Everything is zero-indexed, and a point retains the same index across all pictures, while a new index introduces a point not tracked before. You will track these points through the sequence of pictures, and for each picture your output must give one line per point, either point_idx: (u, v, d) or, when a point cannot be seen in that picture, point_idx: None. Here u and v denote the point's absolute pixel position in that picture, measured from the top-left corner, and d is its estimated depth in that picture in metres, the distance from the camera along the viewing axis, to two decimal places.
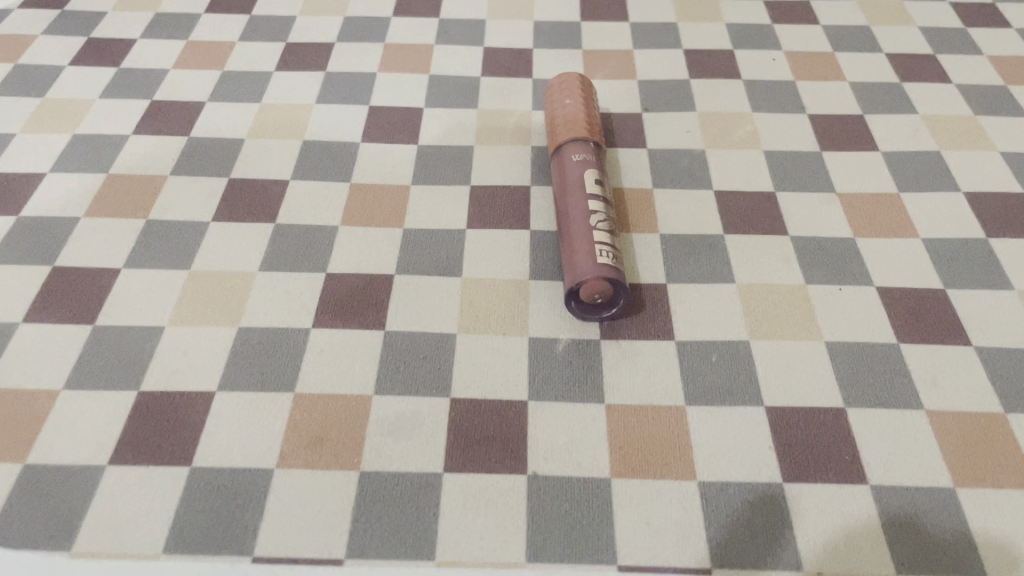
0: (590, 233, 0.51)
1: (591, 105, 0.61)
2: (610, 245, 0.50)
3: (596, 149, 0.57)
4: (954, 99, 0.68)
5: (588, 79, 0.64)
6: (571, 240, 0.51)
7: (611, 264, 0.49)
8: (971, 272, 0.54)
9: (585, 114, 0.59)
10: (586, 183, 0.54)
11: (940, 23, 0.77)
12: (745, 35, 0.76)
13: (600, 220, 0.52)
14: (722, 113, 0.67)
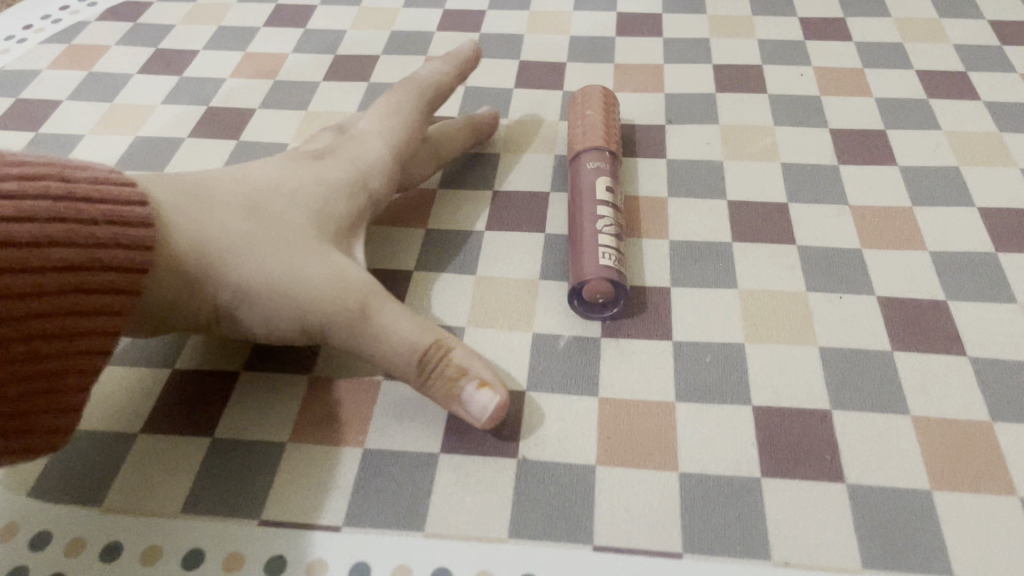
0: (596, 236, 0.53)
1: (611, 117, 0.64)
2: (615, 248, 0.53)
3: (612, 157, 0.60)
4: (981, 115, 0.69)
5: (611, 93, 0.67)
6: (579, 242, 0.53)
7: (614, 266, 0.51)
8: (976, 286, 0.55)
9: (604, 125, 0.62)
10: (598, 189, 0.57)
11: (977, 41, 0.77)
12: (776, 50, 0.77)
13: (608, 224, 0.54)
14: (744, 127, 0.69)
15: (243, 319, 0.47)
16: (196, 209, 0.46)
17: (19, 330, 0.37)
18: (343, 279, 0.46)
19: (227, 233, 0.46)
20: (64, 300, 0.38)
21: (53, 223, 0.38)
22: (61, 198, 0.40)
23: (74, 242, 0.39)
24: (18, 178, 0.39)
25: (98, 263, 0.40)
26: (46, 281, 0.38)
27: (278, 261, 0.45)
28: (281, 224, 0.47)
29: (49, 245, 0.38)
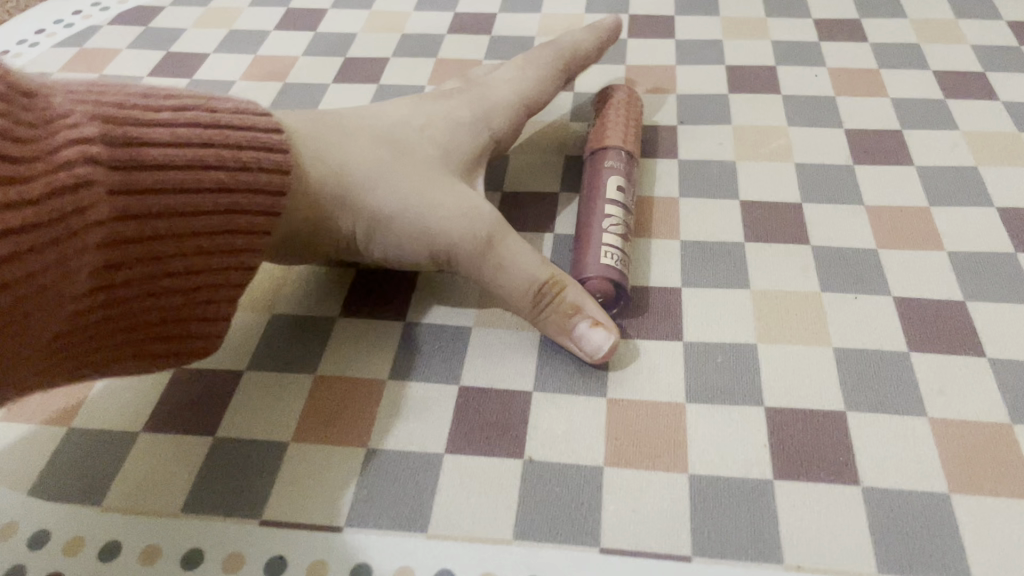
0: (602, 235, 0.52)
1: (635, 120, 0.63)
2: (620, 250, 0.52)
3: (628, 159, 0.59)
4: (999, 116, 0.67)
5: (638, 97, 0.66)
6: (585, 239, 0.53)
7: (615, 267, 0.51)
8: (995, 286, 0.53)
9: (624, 126, 0.61)
10: (609, 188, 0.56)
11: (995, 41, 0.76)
12: (789, 51, 0.76)
13: (616, 223, 0.53)
14: (757, 127, 0.68)
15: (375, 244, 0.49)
16: (336, 139, 0.48)
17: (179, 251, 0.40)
18: (479, 211, 0.48)
19: (364, 163, 0.48)
20: (219, 221, 0.41)
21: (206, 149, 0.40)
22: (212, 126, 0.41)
23: (225, 166, 0.41)
24: (171, 108, 0.40)
25: (248, 188, 0.42)
26: (203, 204, 0.40)
27: (414, 191, 0.47)
28: (417, 158, 0.49)
29: (205, 170, 0.40)
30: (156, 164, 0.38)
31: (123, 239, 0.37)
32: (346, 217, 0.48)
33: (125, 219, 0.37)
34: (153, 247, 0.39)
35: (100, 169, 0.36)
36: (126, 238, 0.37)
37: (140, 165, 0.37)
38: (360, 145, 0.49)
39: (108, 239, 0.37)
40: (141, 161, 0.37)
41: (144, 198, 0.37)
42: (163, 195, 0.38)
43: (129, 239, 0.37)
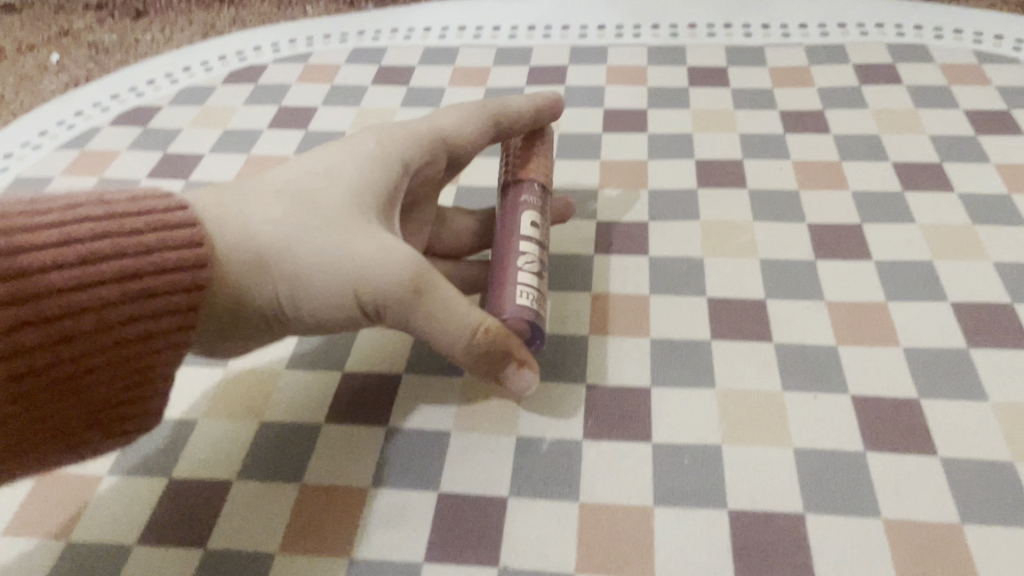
0: (517, 274, 0.55)
1: (546, 146, 0.66)
2: (533, 289, 0.55)
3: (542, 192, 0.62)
4: (955, 208, 0.71)
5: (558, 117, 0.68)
6: (502, 277, 0.55)
7: (530, 309, 0.54)
8: (948, 384, 0.56)
9: (538, 157, 0.64)
10: (524, 223, 0.59)
11: (952, 131, 0.80)
12: (756, 144, 0.80)
13: (530, 261, 0.56)
14: (725, 223, 0.71)
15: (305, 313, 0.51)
16: (240, 209, 0.50)
17: (93, 340, 0.43)
18: (392, 259, 0.49)
19: (273, 229, 0.49)
20: (129, 303, 0.44)
21: (99, 240, 0.43)
22: (105, 218, 0.44)
23: (122, 253, 0.44)
24: (60, 210, 0.44)
25: (153, 267, 0.44)
26: (107, 293, 0.43)
27: (329, 251, 0.49)
28: (323, 208, 0.51)
29: (102, 261, 0.43)
30: (46, 268, 0.41)
31: (31, 344, 0.41)
32: (264, 288, 0.49)
33: (27, 324, 0.40)
34: (68, 343, 0.42)
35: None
36: (33, 343, 0.41)
37: (31, 273, 0.40)
38: (266, 209, 0.50)
39: (18, 345, 0.40)
40: (31, 265, 0.41)
41: (41, 300, 0.41)
42: (61, 292, 0.41)
43: (37, 343, 0.41)
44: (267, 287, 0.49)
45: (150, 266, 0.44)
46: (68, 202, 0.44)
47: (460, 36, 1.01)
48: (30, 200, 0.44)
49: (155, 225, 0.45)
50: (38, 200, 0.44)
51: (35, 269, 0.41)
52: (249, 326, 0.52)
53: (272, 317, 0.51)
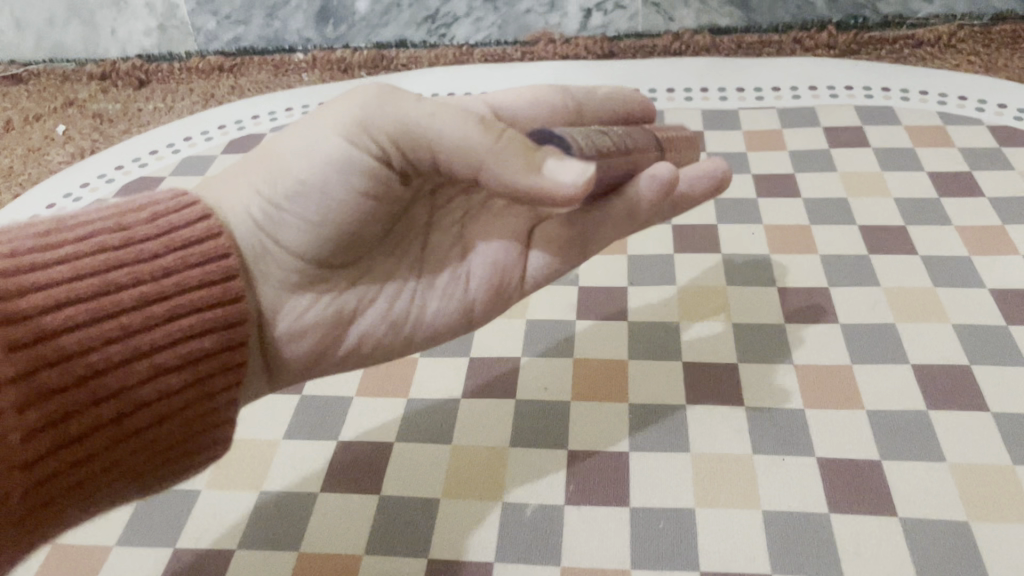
0: None
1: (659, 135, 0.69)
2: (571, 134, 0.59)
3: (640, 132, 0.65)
4: (918, 270, 0.74)
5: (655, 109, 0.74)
6: None
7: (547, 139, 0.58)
8: (908, 446, 0.60)
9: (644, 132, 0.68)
10: None
11: (917, 192, 0.84)
12: (731, 209, 0.84)
13: None
14: (700, 287, 0.75)
15: (287, 203, 0.58)
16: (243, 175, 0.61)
17: (150, 351, 0.50)
18: (337, 109, 0.57)
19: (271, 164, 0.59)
20: (158, 327, 0.50)
21: (112, 270, 0.49)
22: (116, 247, 0.51)
23: (152, 277, 0.51)
24: (75, 241, 0.50)
25: (167, 287, 0.51)
26: (128, 321, 0.49)
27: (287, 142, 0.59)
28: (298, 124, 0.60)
29: (118, 291, 0.49)
30: (67, 302, 0.47)
31: (61, 384, 0.46)
32: (259, 202, 0.59)
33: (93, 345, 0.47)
34: (98, 378, 0.48)
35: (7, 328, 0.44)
36: (60, 383, 0.46)
37: (66, 305, 0.47)
38: (262, 159, 0.60)
39: (52, 386, 0.46)
40: (81, 295, 0.48)
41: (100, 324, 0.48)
42: (83, 325, 0.47)
43: (80, 378, 0.47)
44: (256, 205, 0.59)
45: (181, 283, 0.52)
46: (82, 231, 0.50)
47: None
48: (49, 226, 0.50)
49: (176, 246, 0.52)
50: (57, 229, 0.50)
51: (58, 305, 0.47)
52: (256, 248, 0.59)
53: (268, 225, 0.59)
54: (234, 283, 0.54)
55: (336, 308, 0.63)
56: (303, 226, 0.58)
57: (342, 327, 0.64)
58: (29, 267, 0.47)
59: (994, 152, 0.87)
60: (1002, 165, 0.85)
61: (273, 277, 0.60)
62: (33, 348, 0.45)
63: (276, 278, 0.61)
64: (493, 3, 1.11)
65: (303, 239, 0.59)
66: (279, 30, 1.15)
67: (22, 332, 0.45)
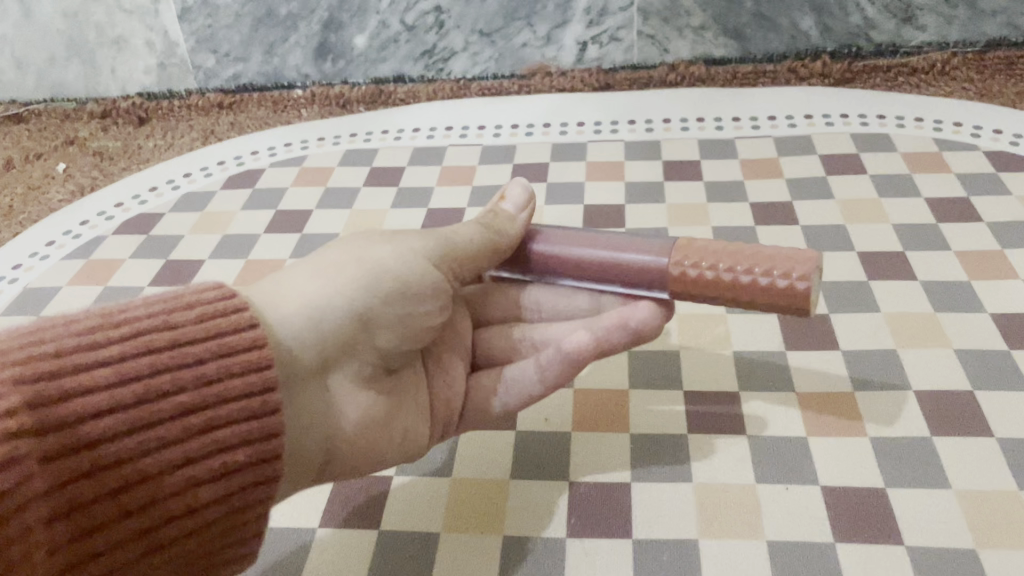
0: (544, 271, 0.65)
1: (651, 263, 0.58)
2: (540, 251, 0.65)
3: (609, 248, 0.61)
4: (918, 296, 0.74)
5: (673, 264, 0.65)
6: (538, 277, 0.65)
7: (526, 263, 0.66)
8: (913, 473, 0.59)
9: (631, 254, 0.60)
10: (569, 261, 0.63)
11: (915, 217, 0.84)
12: (730, 237, 0.84)
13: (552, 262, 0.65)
14: (700, 315, 0.75)
15: (386, 305, 0.56)
16: (304, 279, 0.56)
17: (180, 461, 0.46)
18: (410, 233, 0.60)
19: (349, 265, 0.57)
20: (190, 439, 0.47)
21: (156, 375, 0.46)
22: (162, 349, 0.47)
23: (189, 386, 0.47)
24: (121, 341, 0.46)
25: (208, 397, 0.47)
26: (164, 432, 0.46)
27: (373, 249, 0.58)
28: (366, 238, 0.60)
29: (158, 399, 0.46)
30: (105, 410, 0.44)
31: (90, 497, 0.44)
32: (341, 300, 0.55)
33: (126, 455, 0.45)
34: (129, 491, 0.45)
35: (37, 441, 0.42)
36: (95, 493, 0.44)
37: (101, 412, 0.44)
38: (327, 263, 0.57)
39: (81, 499, 0.43)
40: (118, 402, 0.45)
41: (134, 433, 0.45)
42: (118, 437, 0.44)
43: (103, 491, 0.44)
44: (334, 303, 0.55)
45: (218, 393, 0.48)
46: (131, 326, 0.47)
47: (447, 135, 1.06)
48: (95, 316, 0.47)
49: (218, 352, 0.48)
50: (103, 322, 0.47)
51: (95, 414, 0.44)
52: (338, 338, 0.55)
53: (358, 317, 0.55)
54: (275, 394, 0.49)
55: (387, 409, 0.58)
56: (390, 329, 0.57)
57: (388, 433, 0.58)
58: (70, 370, 0.44)
59: (990, 177, 0.88)
60: (1000, 190, 0.86)
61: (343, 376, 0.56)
62: (72, 455, 0.43)
63: (344, 375, 0.56)
64: (489, 37, 1.12)
65: (395, 339, 0.57)
66: (278, 67, 1.16)
67: (52, 445, 0.42)
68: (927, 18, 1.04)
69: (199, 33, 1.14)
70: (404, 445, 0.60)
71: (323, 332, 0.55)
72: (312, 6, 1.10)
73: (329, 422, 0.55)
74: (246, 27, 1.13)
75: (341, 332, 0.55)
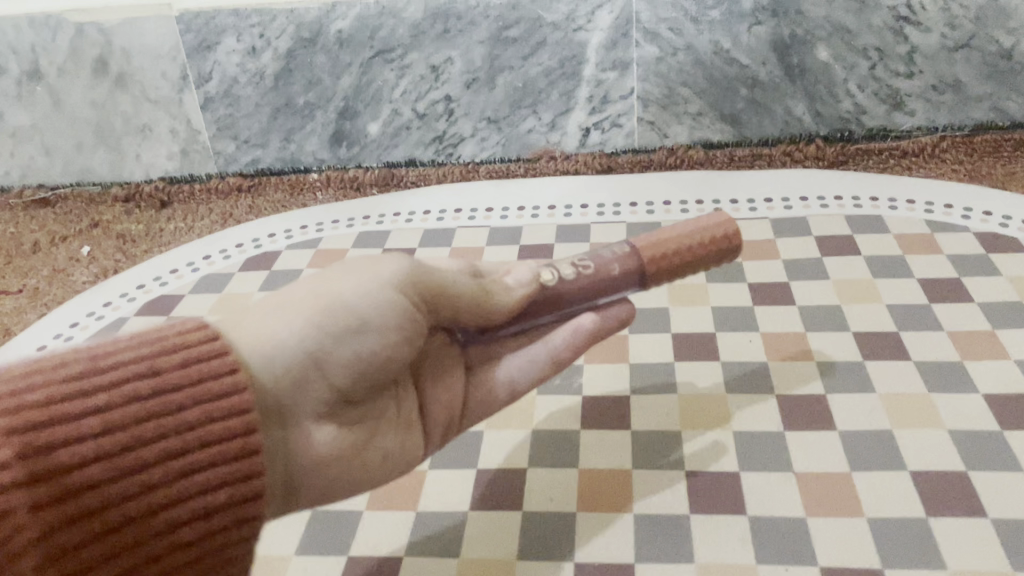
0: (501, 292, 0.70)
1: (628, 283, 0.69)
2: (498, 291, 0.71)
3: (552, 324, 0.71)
4: (912, 375, 0.77)
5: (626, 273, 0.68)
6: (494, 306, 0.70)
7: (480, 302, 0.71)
8: (910, 553, 0.61)
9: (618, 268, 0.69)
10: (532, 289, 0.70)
11: (908, 297, 0.86)
12: (730, 317, 0.87)
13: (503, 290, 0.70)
14: (700, 395, 0.77)
15: (341, 341, 0.59)
16: (273, 309, 0.59)
17: (162, 504, 0.48)
18: (380, 265, 0.62)
19: (312, 298, 0.59)
20: (173, 482, 0.49)
21: (139, 423, 0.49)
22: (148, 395, 0.49)
23: (173, 432, 0.49)
24: (107, 389, 0.49)
25: (191, 442, 0.50)
26: (147, 477, 0.48)
27: (332, 282, 0.61)
28: (331, 273, 0.62)
29: (141, 446, 0.48)
30: (89, 459, 0.47)
31: (75, 543, 0.46)
32: (303, 332, 0.58)
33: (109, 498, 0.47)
34: (113, 535, 0.47)
35: (27, 490, 0.45)
36: (82, 539, 0.46)
37: (84, 460, 0.46)
38: (294, 296, 0.60)
39: (68, 544, 0.46)
40: (102, 449, 0.47)
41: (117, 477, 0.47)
42: (102, 483, 0.47)
43: (90, 536, 0.46)
44: (296, 336, 0.57)
45: (200, 439, 0.50)
46: (115, 373, 0.49)
47: (456, 217, 1.10)
48: (83, 363, 0.49)
49: (199, 398, 0.51)
50: (89, 370, 0.49)
51: (81, 462, 0.46)
52: (300, 375, 0.58)
53: (324, 361, 0.58)
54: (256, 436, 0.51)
55: (355, 438, 0.63)
56: (346, 357, 0.59)
57: (355, 460, 0.63)
58: (56, 419, 0.47)
59: (981, 258, 0.91)
60: (990, 270, 0.89)
61: (310, 408, 0.59)
62: (60, 504, 0.46)
63: (310, 404, 0.59)
64: (496, 124, 1.17)
65: (352, 371, 0.60)
66: (295, 153, 1.21)
67: (41, 493, 0.45)
68: (916, 104, 1.09)
69: (220, 121, 1.19)
70: (376, 468, 0.64)
71: (282, 368, 0.57)
72: (329, 95, 1.16)
73: (298, 454, 0.59)
74: (265, 116, 1.18)
75: (302, 368, 0.58)
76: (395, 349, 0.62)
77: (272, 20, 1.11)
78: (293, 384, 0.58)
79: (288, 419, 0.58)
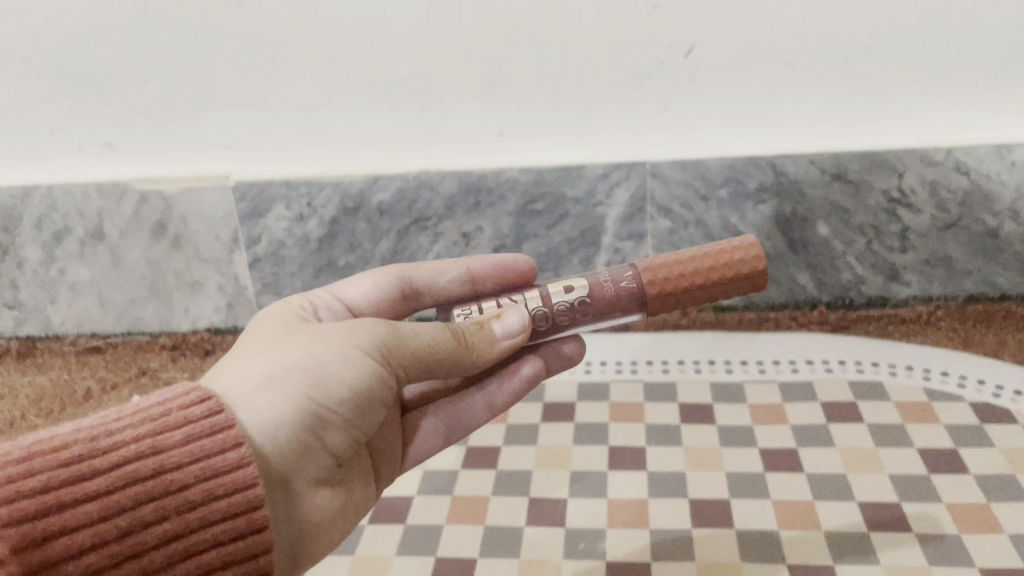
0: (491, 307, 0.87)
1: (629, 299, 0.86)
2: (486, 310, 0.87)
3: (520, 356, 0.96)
4: (915, 548, 0.81)
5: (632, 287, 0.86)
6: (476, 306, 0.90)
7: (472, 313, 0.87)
8: None
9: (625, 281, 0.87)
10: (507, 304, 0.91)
11: (908, 468, 0.92)
12: (742, 483, 0.92)
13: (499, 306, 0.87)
14: (715, 562, 0.81)
15: (331, 410, 0.75)
16: (272, 381, 0.73)
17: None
18: (355, 339, 0.77)
19: (305, 375, 0.74)
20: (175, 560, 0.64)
21: (140, 507, 0.62)
22: (148, 481, 0.63)
23: (172, 513, 0.64)
24: (107, 477, 0.62)
25: (189, 520, 0.64)
26: (149, 557, 0.63)
27: (315, 351, 0.76)
28: (312, 345, 0.77)
29: (144, 528, 0.63)
30: (95, 544, 0.61)
31: None
32: (302, 406, 0.73)
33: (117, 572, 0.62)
34: None
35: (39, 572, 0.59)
36: None
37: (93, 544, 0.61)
38: (285, 368, 0.75)
39: None
40: (108, 533, 0.61)
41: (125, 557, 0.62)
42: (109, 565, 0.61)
43: None
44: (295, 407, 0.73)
45: (197, 519, 0.64)
46: (121, 448, 0.64)
47: None
48: (82, 447, 0.63)
49: (194, 480, 0.65)
50: (89, 458, 0.63)
51: (98, 541, 0.61)
52: (303, 446, 0.75)
53: (318, 430, 0.75)
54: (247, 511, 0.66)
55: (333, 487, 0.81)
56: (329, 421, 0.76)
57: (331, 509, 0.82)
58: (74, 498, 0.61)
59: (975, 431, 0.97)
60: (985, 445, 0.94)
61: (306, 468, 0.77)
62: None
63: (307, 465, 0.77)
64: None
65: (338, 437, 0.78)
66: None
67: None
68: (912, 275, 1.17)
69: (267, 278, 1.30)
70: (350, 515, 0.84)
71: (292, 440, 0.73)
72: (369, 257, 1.27)
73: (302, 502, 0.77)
74: (308, 275, 1.29)
75: (306, 437, 0.75)
76: (367, 413, 0.79)
77: (319, 190, 1.22)
78: (299, 455, 0.75)
79: (289, 484, 0.76)
